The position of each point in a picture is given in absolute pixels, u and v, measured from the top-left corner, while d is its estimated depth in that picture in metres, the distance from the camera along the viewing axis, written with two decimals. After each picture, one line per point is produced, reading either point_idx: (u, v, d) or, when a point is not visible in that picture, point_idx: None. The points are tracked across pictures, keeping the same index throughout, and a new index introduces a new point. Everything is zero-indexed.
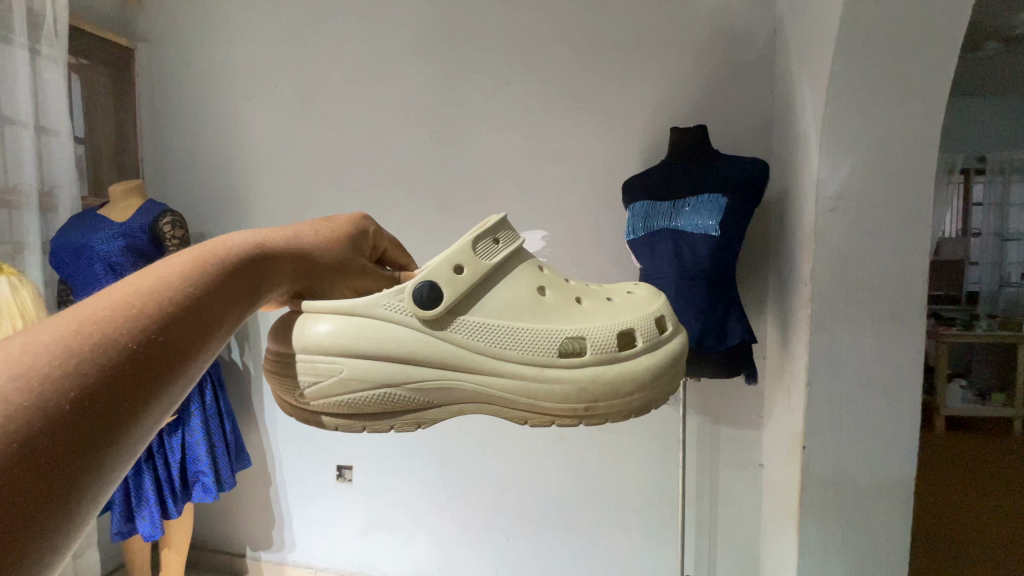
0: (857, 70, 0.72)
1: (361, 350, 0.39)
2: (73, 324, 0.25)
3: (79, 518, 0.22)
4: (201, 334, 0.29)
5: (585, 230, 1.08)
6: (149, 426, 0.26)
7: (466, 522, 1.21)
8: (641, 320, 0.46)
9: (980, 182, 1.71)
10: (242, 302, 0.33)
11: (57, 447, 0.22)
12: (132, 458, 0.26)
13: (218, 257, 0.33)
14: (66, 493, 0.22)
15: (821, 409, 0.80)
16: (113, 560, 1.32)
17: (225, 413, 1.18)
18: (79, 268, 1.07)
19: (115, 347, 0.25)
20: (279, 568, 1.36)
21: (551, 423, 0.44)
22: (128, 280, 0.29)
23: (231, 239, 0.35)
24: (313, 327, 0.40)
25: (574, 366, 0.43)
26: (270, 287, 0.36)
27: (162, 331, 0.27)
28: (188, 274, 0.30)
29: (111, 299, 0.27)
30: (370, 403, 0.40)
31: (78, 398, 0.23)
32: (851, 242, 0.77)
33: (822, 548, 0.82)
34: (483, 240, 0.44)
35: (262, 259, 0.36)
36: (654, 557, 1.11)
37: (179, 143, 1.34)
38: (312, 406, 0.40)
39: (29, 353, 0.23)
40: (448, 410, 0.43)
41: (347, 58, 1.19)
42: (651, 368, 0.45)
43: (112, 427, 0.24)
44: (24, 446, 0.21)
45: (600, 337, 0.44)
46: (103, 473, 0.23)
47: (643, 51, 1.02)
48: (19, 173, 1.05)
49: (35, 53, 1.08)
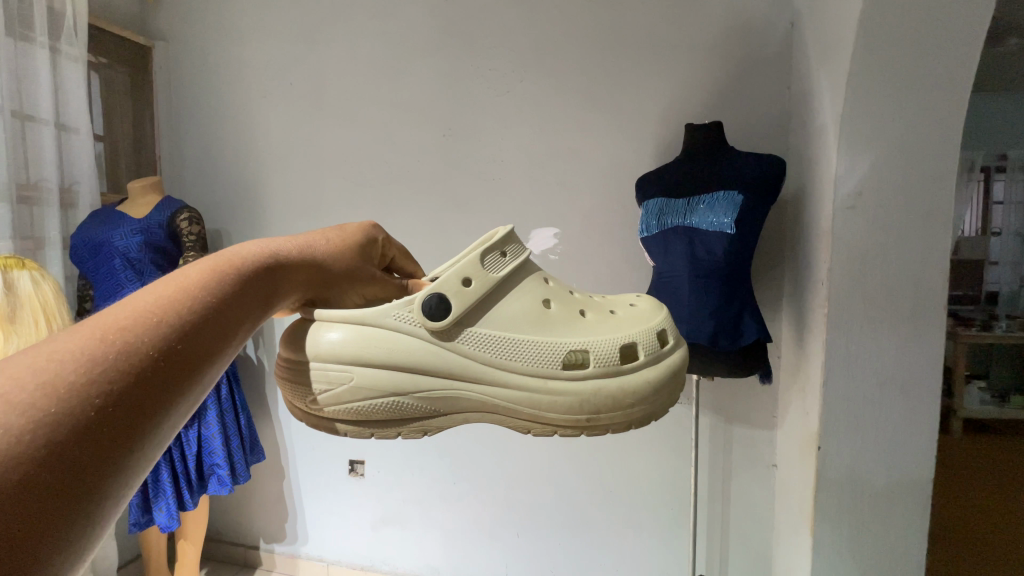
0: (879, 63, 0.71)
1: (369, 359, 0.39)
2: (96, 332, 0.25)
3: (99, 524, 0.22)
4: (218, 342, 0.30)
5: (597, 228, 1.07)
6: (166, 432, 0.26)
7: (476, 518, 1.21)
8: (643, 333, 0.46)
9: (1000, 181, 1.67)
10: (258, 309, 0.33)
11: (82, 453, 0.22)
12: (151, 462, 0.26)
13: (234, 265, 0.33)
14: (88, 499, 0.22)
15: (837, 409, 0.79)
16: (130, 550, 1.35)
17: (240, 407, 1.20)
18: (98, 263, 1.08)
19: (137, 353, 0.26)
20: (291, 561, 1.38)
21: (554, 433, 0.44)
22: (147, 289, 0.29)
23: (246, 247, 0.36)
24: (323, 335, 0.40)
25: (577, 378, 0.43)
26: (284, 295, 0.37)
27: (181, 340, 0.27)
28: (206, 283, 0.31)
29: (132, 307, 0.27)
30: (379, 411, 0.40)
31: (101, 405, 0.23)
32: (870, 240, 0.75)
33: (836, 550, 0.81)
34: (490, 253, 0.44)
35: (276, 268, 0.36)
36: (665, 557, 1.11)
37: (195, 140, 1.36)
38: (324, 413, 0.41)
39: (55, 361, 0.23)
40: (453, 419, 0.43)
41: (361, 55, 1.19)
42: (653, 382, 0.45)
43: (133, 433, 0.24)
44: (49, 452, 0.21)
45: (604, 351, 0.44)
46: (122, 479, 0.24)
47: (658, 47, 1.02)
48: (40, 169, 1.07)
49: (56, 52, 1.10)
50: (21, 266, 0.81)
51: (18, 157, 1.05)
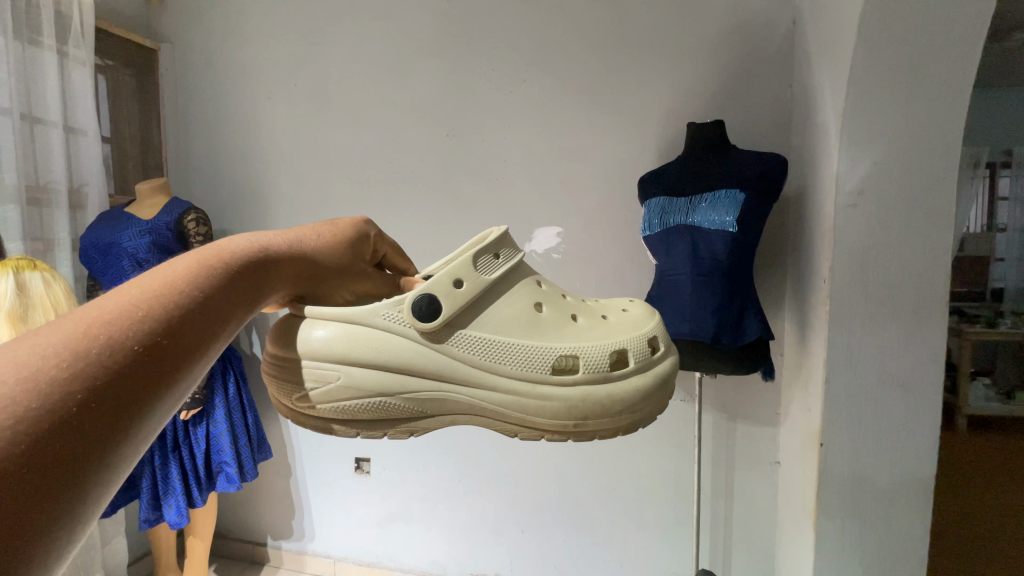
0: (879, 62, 0.71)
1: (357, 358, 0.40)
2: (80, 327, 0.26)
3: (85, 513, 0.23)
4: (204, 336, 0.30)
5: (600, 227, 1.08)
6: (152, 426, 0.27)
7: (481, 514, 1.22)
8: (633, 339, 0.47)
9: (1006, 177, 1.63)
10: (245, 302, 0.34)
11: (62, 448, 0.23)
12: (138, 452, 0.27)
13: (221, 260, 0.34)
14: (68, 492, 0.22)
15: (839, 407, 0.79)
16: (140, 547, 1.37)
17: (248, 405, 1.21)
18: (107, 263, 1.10)
19: (121, 348, 0.26)
20: (298, 558, 1.39)
21: (541, 437, 0.45)
22: (132, 284, 0.30)
23: (234, 241, 0.37)
24: (311, 333, 0.40)
25: (565, 383, 0.43)
26: (272, 289, 0.37)
27: (165, 334, 0.28)
28: (192, 278, 0.32)
29: (118, 301, 0.28)
30: (366, 410, 0.41)
31: (84, 401, 0.24)
32: (872, 239, 0.76)
33: (837, 547, 0.82)
34: (483, 255, 0.45)
35: (265, 262, 0.37)
36: (669, 554, 1.12)
37: (200, 140, 1.38)
38: (312, 410, 0.41)
39: (36, 356, 0.24)
40: (440, 420, 0.44)
41: (364, 56, 1.20)
42: (641, 389, 0.46)
43: (116, 426, 0.25)
44: (33, 447, 0.22)
45: (593, 356, 0.45)
46: (107, 472, 0.24)
47: (661, 45, 1.02)
48: (49, 171, 1.09)
49: (64, 55, 1.12)
50: (33, 267, 0.82)
51: (27, 158, 1.06)
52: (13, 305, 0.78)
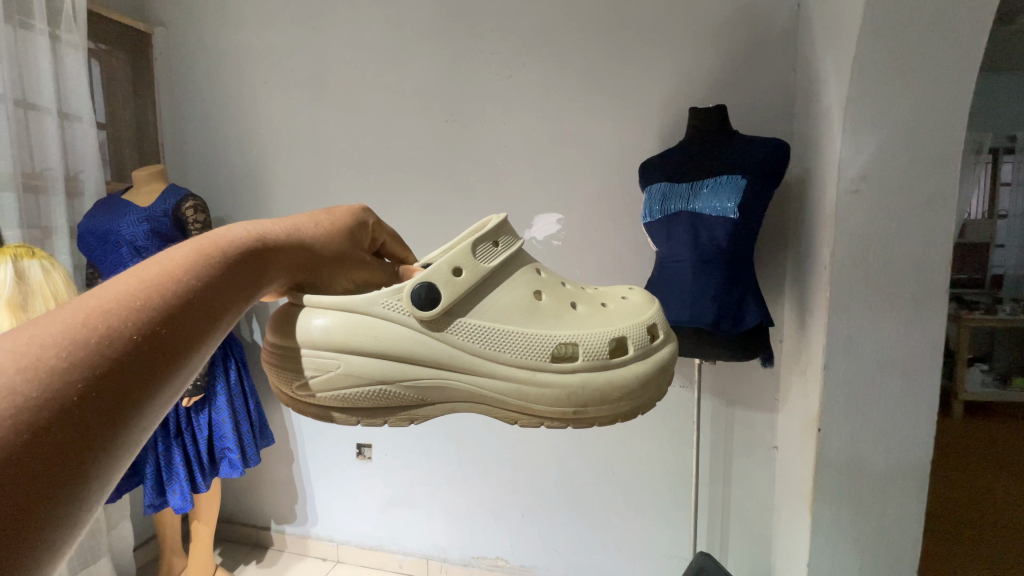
0: (885, 46, 0.70)
1: (356, 346, 0.40)
2: (79, 317, 0.26)
3: (88, 501, 0.23)
4: (203, 326, 0.30)
5: (601, 214, 1.08)
6: (153, 415, 0.27)
7: (482, 499, 1.24)
8: (633, 327, 0.47)
9: (1009, 162, 1.62)
10: (244, 291, 0.34)
11: (65, 436, 0.23)
12: (140, 441, 0.27)
13: (219, 249, 0.34)
14: (72, 481, 0.23)
15: (838, 393, 0.80)
16: (146, 531, 1.39)
17: (249, 392, 1.22)
18: (106, 250, 1.09)
19: (121, 337, 0.26)
20: (302, 541, 1.42)
21: (540, 424, 0.45)
22: (130, 274, 0.30)
23: (232, 230, 0.36)
24: (310, 321, 0.40)
25: (564, 371, 0.44)
26: (271, 277, 0.37)
27: (164, 323, 0.28)
28: (191, 267, 0.32)
29: (116, 291, 0.28)
30: (367, 398, 0.41)
31: (85, 390, 0.24)
32: (874, 225, 0.75)
33: (833, 530, 0.83)
34: (482, 242, 0.45)
35: (263, 251, 0.37)
36: (667, 537, 1.14)
37: (196, 126, 1.36)
38: (312, 398, 0.42)
39: (35, 345, 0.24)
40: (440, 408, 0.44)
41: (361, 40, 1.18)
42: (640, 376, 0.46)
43: (118, 415, 0.25)
44: (35, 436, 0.22)
45: (593, 344, 0.45)
46: (110, 460, 0.25)
47: (663, 28, 1.00)
48: (45, 158, 1.08)
49: (56, 39, 1.10)
50: (31, 255, 0.82)
51: (22, 145, 1.05)
52: (12, 294, 0.78)
